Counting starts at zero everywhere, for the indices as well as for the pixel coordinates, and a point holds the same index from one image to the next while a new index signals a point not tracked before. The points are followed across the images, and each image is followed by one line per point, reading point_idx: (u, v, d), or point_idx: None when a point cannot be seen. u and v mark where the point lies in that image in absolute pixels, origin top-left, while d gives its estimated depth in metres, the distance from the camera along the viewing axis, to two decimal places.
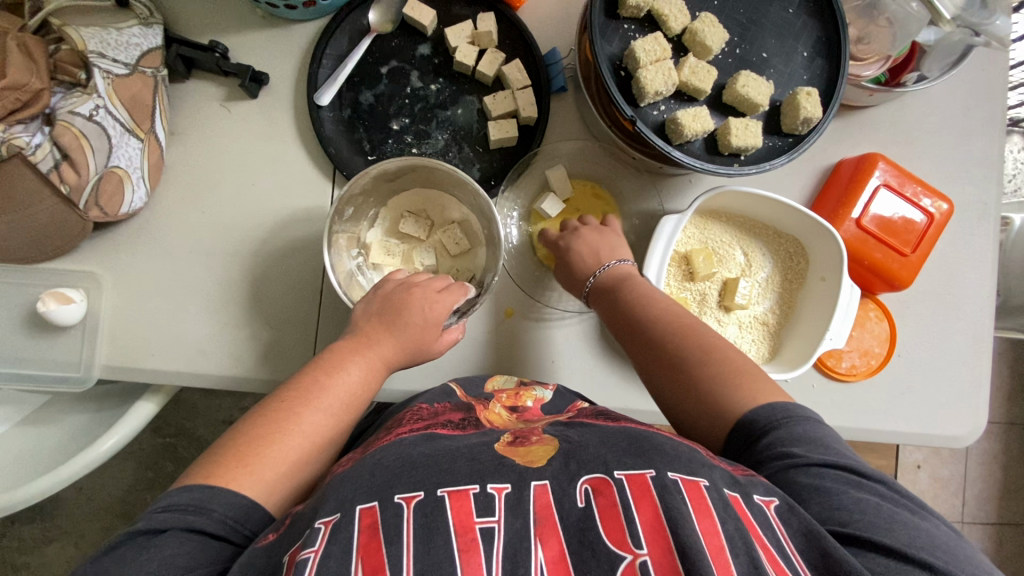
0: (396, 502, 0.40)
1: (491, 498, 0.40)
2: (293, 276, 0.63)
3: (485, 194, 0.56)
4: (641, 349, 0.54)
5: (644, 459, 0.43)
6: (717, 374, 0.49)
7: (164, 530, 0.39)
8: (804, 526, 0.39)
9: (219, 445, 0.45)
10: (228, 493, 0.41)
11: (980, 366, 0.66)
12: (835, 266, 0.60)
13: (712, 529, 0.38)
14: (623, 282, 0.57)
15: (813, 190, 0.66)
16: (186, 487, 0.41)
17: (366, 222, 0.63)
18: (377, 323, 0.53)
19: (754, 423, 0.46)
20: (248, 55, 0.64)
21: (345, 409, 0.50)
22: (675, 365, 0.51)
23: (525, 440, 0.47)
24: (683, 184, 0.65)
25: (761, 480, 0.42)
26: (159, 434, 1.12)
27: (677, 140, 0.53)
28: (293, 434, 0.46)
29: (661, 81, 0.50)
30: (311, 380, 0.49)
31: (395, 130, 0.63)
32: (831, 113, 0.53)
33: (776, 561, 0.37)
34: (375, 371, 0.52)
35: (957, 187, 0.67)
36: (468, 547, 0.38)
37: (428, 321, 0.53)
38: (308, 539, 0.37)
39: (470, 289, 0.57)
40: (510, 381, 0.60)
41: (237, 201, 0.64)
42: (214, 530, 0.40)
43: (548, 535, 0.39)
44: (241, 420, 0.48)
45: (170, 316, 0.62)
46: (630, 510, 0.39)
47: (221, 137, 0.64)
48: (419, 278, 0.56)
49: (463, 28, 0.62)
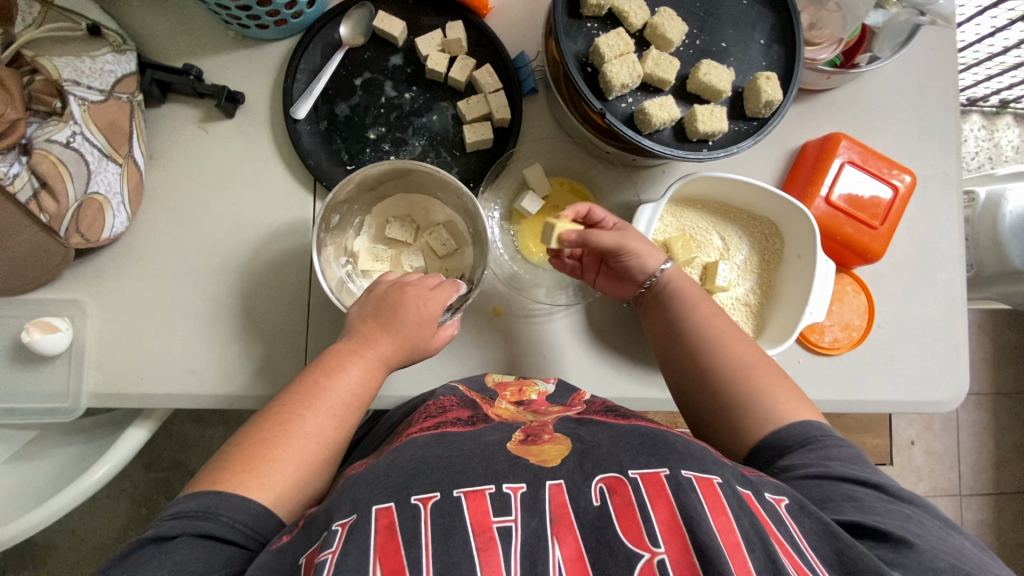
0: (413, 503, 0.40)
1: (506, 498, 0.41)
2: (280, 289, 0.64)
3: (468, 191, 0.57)
4: (677, 350, 0.56)
5: (657, 458, 0.44)
6: (766, 403, 0.51)
7: (174, 537, 0.39)
8: (820, 525, 0.41)
9: (224, 452, 0.45)
10: (237, 497, 0.42)
11: (957, 331, 0.68)
12: (810, 243, 0.62)
13: (728, 526, 0.39)
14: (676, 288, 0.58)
15: (782, 172, 0.69)
16: (194, 494, 0.41)
17: (353, 230, 0.64)
18: (373, 324, 0.53)
19: (788, 441, 0.49)
20: (222, 76, 0.65)
21: (347, 409, 0.50)
22: (710, 368, 0.54)
23: (536, 439, 0.47)
24: (657, 175, 0.67)
25: (775, 481, 0.45)
26: (151, 468, 1.10)
27: (646, 130, 0.55)
28: (298, 436, 0.46)
29: (627, 74, 0.52)
30: (312, 384, 0.50)
31: (372, 139, 0.64)
32: (791, 95, 0.55)
33: (793, 557, 0.38)
34: (375, 370, 0.52)
35: (918, 160, 0.69)
36: (487, 545, 0.38)
37: (424, 319, 0.54)
38: (326, 541, 0.38)
39: (462, 285, 0.58)
40: (510, 378, 0.61)
41: (220, 219, 0.64)
42: (224, 534, 0.40)
43: (565, 533, 0.39)
44: (244, 426, 0.47)
45: (158, 338, 0.62)
46: (647, 509, 0.40)
47: (202, 158, 0.64)
48: (410, 278, 0.57)
49: (433, 36, 0.64)
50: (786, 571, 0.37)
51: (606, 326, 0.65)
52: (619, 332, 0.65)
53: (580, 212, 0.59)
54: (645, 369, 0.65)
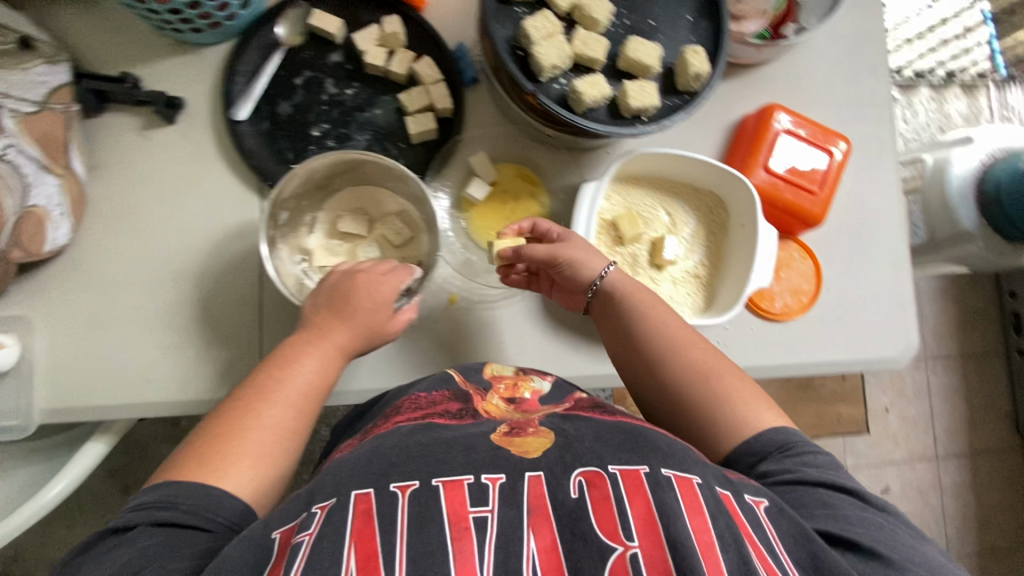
0: (391, 491, 0.42)
1: (484, 488, 0.43)
2: (231, 292, 0.63)
3: (415, 175, 0.57)
4: (642, 364, 0.57)
5: (637, 454, 0.46)
6: (722, 414, 0.53)
7: (133, 526, 0.41)
8: (796, 527, 0.43)
9: (182, 448, 0.47)
10: (197, 485, 0.43)
11: (903, 290, 0.70)
12: (751, 212, 0.64)
13: (703, 526, 0.41)
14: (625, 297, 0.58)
15: (724, 146, 0.70)
16: (154, 486, 0.43)
17: (305, 228, 0.62)
18: (327, 314, 0.53)
19: (765, 446, 0.51)
20: (160, 82, 0.65)
21: (305, 400, 0.50)
22: (671, 379, 0.55)
23: (521, 431, 0.49)
24: (602, 156, 0.68)
25: (752, 482, 0.47)
26: (125, 494, 1.08)
27: (580, 110, 0.56)
28: (254, 428, 0.47)
29: (556, 55, 0.53)
30: (266, 377, 0.50)
31: (316, 137, 0.65)
32: (719, 68, 0.56)
33: (766, 559, 0.41)
34: (330, 360, 0.52)
35: (854, 127, 0.71)
36: (461, 535, 0.40)
37: (378, 303, 0.54)
38: (304, 523, 0.40)
39: (416, 269, 0.58)
40: (508, 369, 0.60)
41: (167, 226, 0.63)
42: (183, 521, 0.42)
43: (540, 523, 0.41)
44: (205, 419, 0.49)
45: (109, 349, 0.61)
46: (623, 503, 0.42)
47: (146, 167, 0.64)
48: (363, 265, 0.57)
49: (370, 31, 0.64)
50: (756, 572, 0.39)
51: (562, 307, 0.66)
52: (577, 312, 0.66)
53: (523, 229, 0.62)
54: (604, 347, 0.66)
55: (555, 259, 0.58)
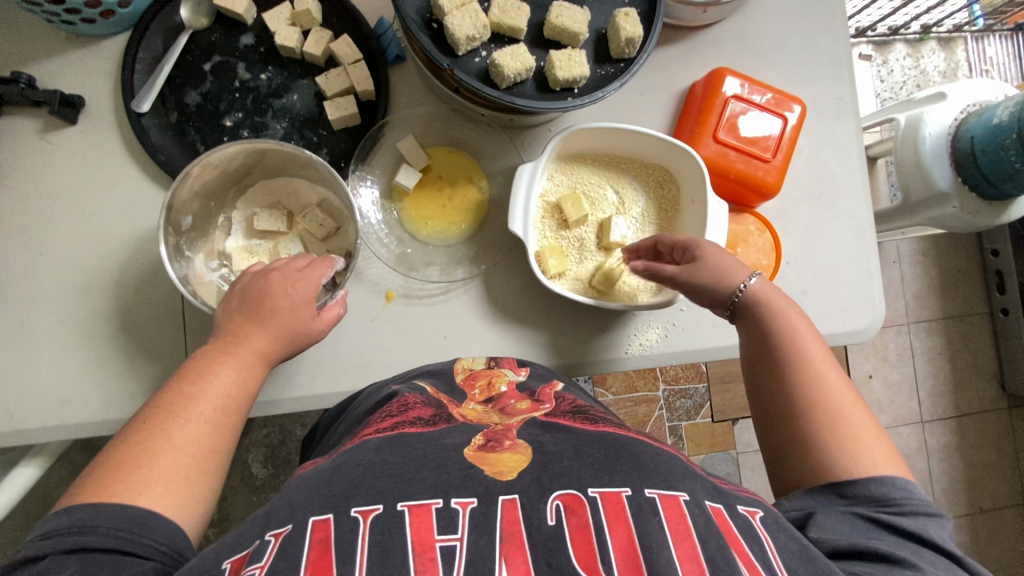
0: (352, 516, 0.37)
1: (454, 514, 0.38)
2: (153, 302, 0.59)
3: (324, 162, 0.53)
4: (800, 378, 0.48)
5: (619, 475, 0.41)
6: (847, 458, 0.44)
7: (43, 556, 0.33)
8: (794, 543, 0.39)
9: (86, 473, 0.38)
10: (113, 508, 0.35)
11: (866, 258, 0.67)
12: (700, 185, 0.60)
13: (691, 554, 0.37)
14: (762, 304, 0.52)
15: (671, 116, 0.66)
16: (64, 510, 0.35)
17: (220, 231, 0.57)
18: (240, 318, 0.45)
19: (863, 495, 0.42)
20: (58, 80, 0.60)
21: (223, 415, 0.42)
22: (787, 407, 0.47)
23: (496, 445, 0.44)
24: (542, 134, 0.64)
25: (753, 498, 0.43)
26: None
27: (503, 84, 0.51)
28: (164, 452, 0.38)
29: (470, 25, 0.49)
30: (176, 391, 0.41)
31: (229, 127, 0.60)
32: (654, 33, 0.52)
33: (756, 570, 0.36)
34: (251, 369, 0.45)
35: (811, 88, 0.67)
36: (427, 567, 0.35)
37: (296, 302, 0.46)
38: (257, 552, 0.36)
39: (338, 260, 0.51)
40: (479, 362, 0.59)
41: (79, 234, 0.59)
42: (105, 546, 0.34)
43: (514, 554, 0.36)
44: (111, 442, 0.40)
45: (27, 369, 0.58)
46: (603, 532, 0.38)
47: (51, 171, 0.59)
48: (277, 262, 0.49)
49: (281, 10, 0.59)
50: None
51: (506, 296, 0.62)
52: (522, 301, 0.63)
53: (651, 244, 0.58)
54: (552, 337, 0.63)
55: (693, 288, 0.54)
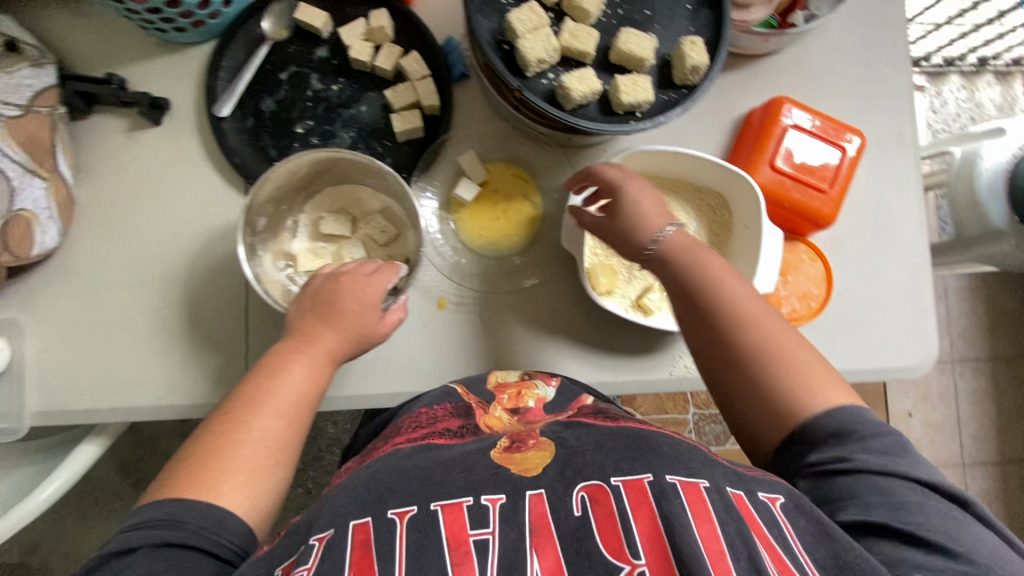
0: (389, 518, 0.43)
1: (484, 510, 0.43)
2: (219, 295, 0.62)
3: (392, 171, 0.56)
4: (721, 356, 0.52)
5: (640, 463, 0.46)
6: (798, 387, 0.49)
7: (137, 547, 0.39)
8: (815, 525, 0.43)
9: (178, 460, 0.44)
10: (197, 505, 0.41)
11: (921, 293, 0.65)
12: (755, 212, 0.60)
13: (712, 535, 0.41)
14: (670, 262, 0.54)
15: (727, 142, 0.66)
16: (156, 503, 0.41)
17: (287, 233, 0.60)
18: (312, 318, 0.49)
19: (813, 429, 0.48)
20: (147, 83, 0.64)
21: (294, 410, 0.47)
22: (740, 360, 0.51)
23: (521, 445, 0.50)
24: (598, 153, 0.65)
25: (771, 479, 0.46)
26: (138, 487, 1.10)
27: (569, 106, 0.53)
28: (245, 443, 0.44)
29: (541, 48, 0.51)
30: (255, 387, 0.46)
31: (300, 134, 0.63)
32: (719, 61, 0.53)
33: (781, 560, 0.40)
34: (320, 368, 0.48)
35: (871, 120, 0.67)
36: (462, 560, 0.41)
37: (364, 306, 0.50)
38: (302, 556, 0.41)
39: (403, 267, 0.53)
40: (512, 374, 0.60)
41: (155, 227, 0.63)
42: (188, 544, 0.39)
43: (544, 546, 0.42)
44: (197, 432, 0.46)
45: (99, 352, 0.61)
46: (627, 518, 0.42)
47: (133, 168, 0.63)
48: (346, 266, 0.52)
49: (356, 25, 0.63)
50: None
51: (554, 310, 0.64)
52: (570, 315, 0.64)
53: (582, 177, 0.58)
54: (597, 353, 0.63)
55: (612, 220, 0.56)
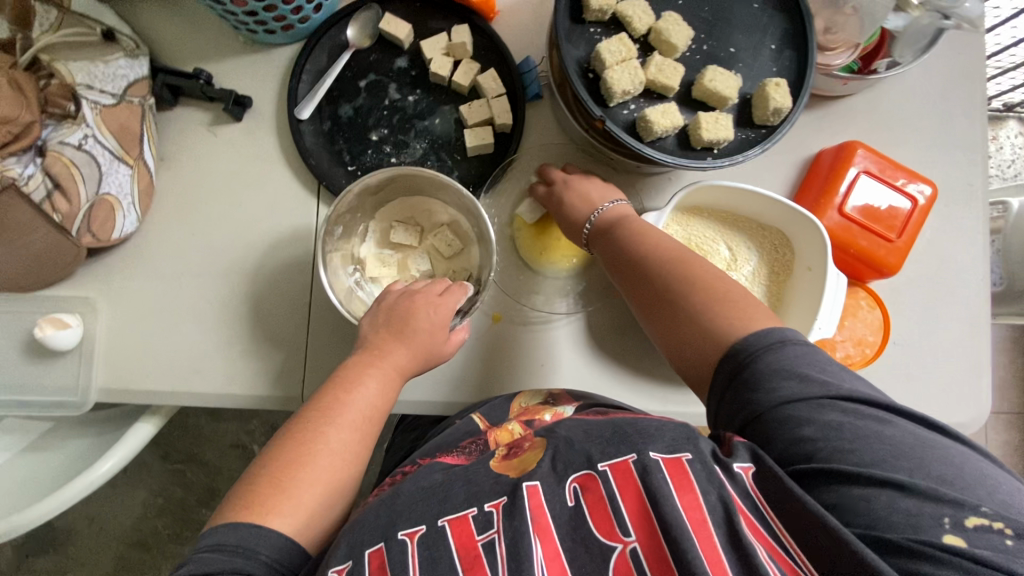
0: (400, 539, 0.42)
1: (488, 516, 0.43)
2: (283, 291, 0.64)
3: (467, 192, 0.57)
4: (667, 280, 0.52)
5: (624, 444, 0.44)
6: (710, 309, 0.49)
7: (212, 574, 0.40)
8: (777, 482, 0.40)
9: (257, 468, 0.46)
10: (271, 533, 0.43)
11: (979, 350, 0.65)
12: (820, 256, 0.60)
13: (695, 503, 0.40)
14: (619, 223, 0.57)
15: (794, 181, 0.66)
16: (232, 526, 0.42)
17: (358, 237, 0.63)
18: (387, 334, 0.52)
19: (741, 348, 0.45)
20: (231, 80, 0.66)
21: (367, 422, 0.49)
22: (667, 296, 0.51)
23: (518, 450, 0.50)
24: (664, 183, 0.66)
25: (736, 440, 0.43)
26: (167, 460, 1.13)
27: (648, 138, 0.54)
28: (322, 454, 0.47)
29: (629, 80, 0.51)
30: (331, 400, 0.49)
31: (374, 141, 0.65)
32: (801, 103, 0.53)
33: (757, 529, 0.39)
34: (392, 382, 0.51)
35: (942, 171, 0.66)
36: (472, 564, 0.41)
37: (435, 326, 0.53)
38: None
39: (470, 287, 0.56)
40: (535, 399, 0.58)
41: (227, 220, 0.65)
42: (262, 573, 0.42)
43: (545, 533, 0.42)
44: (272, 444, 0.48)
45: (165, 336, 0.63)
46: (617, 500, 0.42)
47: (210, 161, 0.65)
48: (418, 286, 0.56)
49: (438, 40, 0.64)
50: (751, 545, 0.38)
51: (608, 334, 0.64)
52: (623, 341, 0.64)
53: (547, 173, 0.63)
54: (648, 382, 0.63)
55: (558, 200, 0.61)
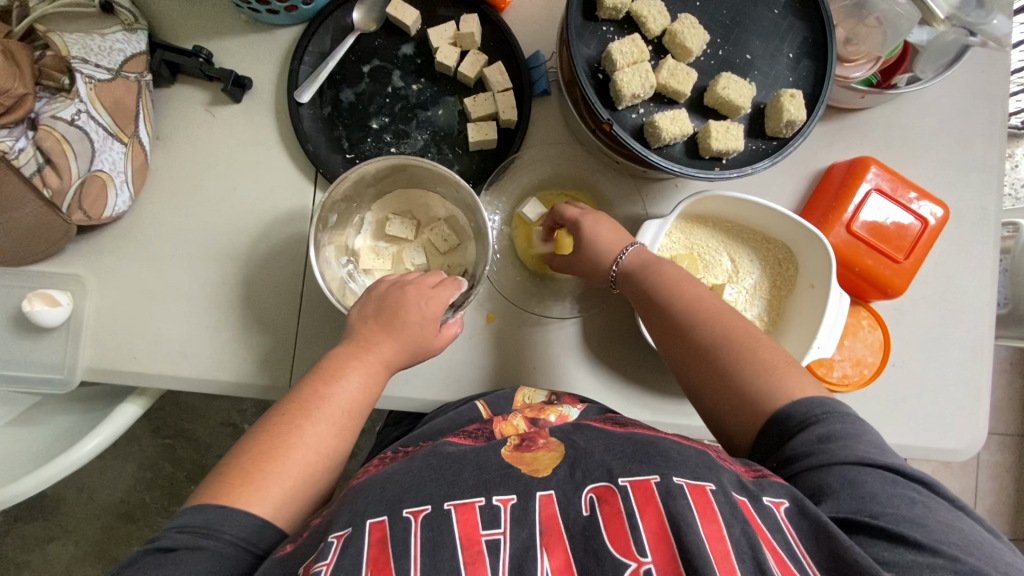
0: (404, 516, 0.40)
1: (496, 510, 0.40)
2: (275, 278, 0.63)
3: (466, 185, 0.55)
4: (703, 329, 0.50)
5: (648, 464, 0.42)
6: (752, 364, 0.47)
7: (174, 548, 0.39)
8: (818, 526, 0.38)
9: (230, 458, 0.45)
10: (238, 513, 0.41)
11: (979, 377, 0.63)
12: (824, 273, 0.59)
13: (718, 535, 0.37)
14: (650, 266, 0.55)
15: (803, 195, 0.65)
16: (198, 507, 0.41)
17: (353, 228, 0.62)
18: (373, 326, 0.51)
19: (788, 419, 0.44)
20: (232, 59, 0.65)
21: (348, 417, 0.48)
22: (709, 354, 0.49)
23: (531, 444, 0.47)
24: (669, 189, 0.64)
25: (774, 480, 0.41)
26: (157, 434, 1.12)
27: (655, 144, 0.52)
28: (298, 447, 0.45)
29: (639, 83, 0.49)
30: (310, 393, 0.48)
31: (374, 130, 0.63)
32: (817, 116, 0.51)
33: (785, 564, 0.37)
34: (375, 376, 0.50)
35: (955, 192, 0.64)
36: (474, 559, 0.38)
37: (426, 319, 0.52)
38: (322, 553, 0.38)
39: (464, 283, 0.55)
40: (539, 396, 0.57)
41: (222, 203, 0.64)
42: (227, 552, 0.40)
43: (554, 545, 0.39)
44: (248, 433, 0.47)
45: (153, 318, 0.62)
46: (635, 518, 0.39)
47: (207, 141, 0.64)
48: (411, 277, 0.55)
49: (445, 28, 0.62)
50: None
51: (602, 341, 0.63)
52: (616, 349, 0.63)
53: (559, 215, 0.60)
54: (640, 391, 0.62)
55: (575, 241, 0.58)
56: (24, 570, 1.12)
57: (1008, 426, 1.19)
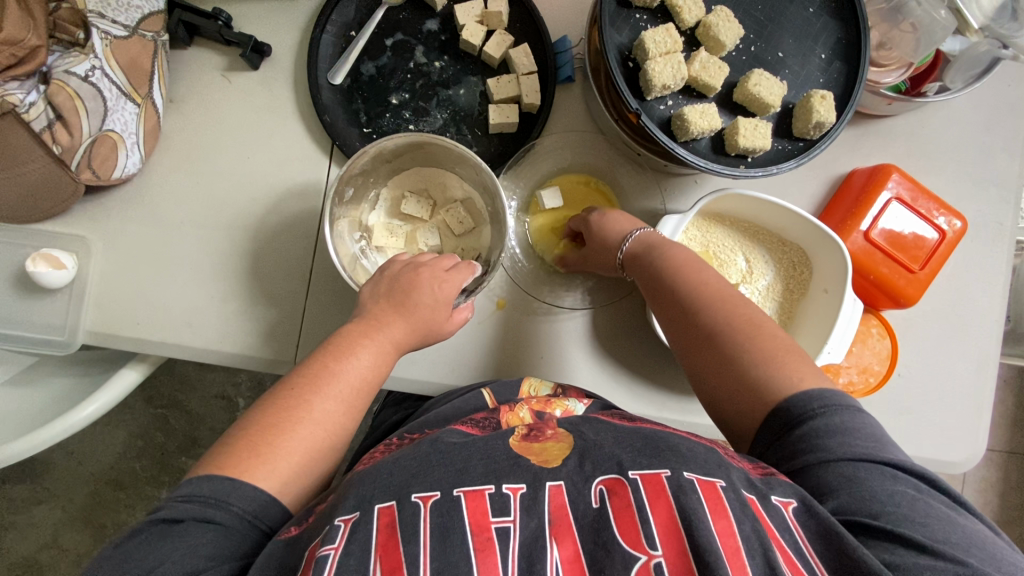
0: (413, 501, 0.40)
1: (505, 499, 0.40)
2: (285, 252, 0.62)
3: (487, 168, 0.54)
4: (708, 312, 0.50)
5: (658, 459, 0.42)
6: (759, 351, 0.47)
7: (181, 520, 0.38)
8: (825, 526, 0.38)
9: (237, 429, 0.45)
10: (246, 487, 0.41)
11: (984, 392, 0.63)
12: (838, 279, 0.59)
13: (728, 530, 0.37)
14: (663, 244, 0.55)
15: (822, 200, 0.64)
16: (206, 478, 0.41)
17: (367, 204, 0.61)
18: (386, 306, 0.51)
19: (792, 408, 0.43)
20: (251, 25, 0.63)
21: (356, 395, 0.48)
22: (715, 336, 0.49)
23: (538, 435, 0.46)
24: (688, 185, 0.64)
25: (781, 478, 0.41)
26: (151, 404, 1.12)
27: (682, 137, 0.51)
28: (306, 423, 0.45)
29: (670, 74, 0.49)
30: (322, 366, 0.47)
31: (394, 105, 0.62)
32: (846, 118, 0.51)
33: (794, 564, 0.37)
34: (385, 356, 0.50)
35: (974, 206, 0.64)
36: (484, 546, 0.38)
37: (438, 302, 0.51)
38: (328, 535, 0.38)
39: (478, 268, 0.54)
40: (546, 390, 0.56)
41: (234, 172, 0.62)
42: (234, 525, 0.40)
43: (563, 535, 0.39)
44: (255, 405, 0.46)
45: (158, 285, 0.61)
46: (645, 511, 0.39)
47: (222, 107, 0.63)
48: (425, 259, 0.54)
49: (473, 6, 0.60)
50: None
51: (612, 334, 0.62)
52: (623, 344, 0.62)
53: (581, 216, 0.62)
54: (645, 386, 0.62)
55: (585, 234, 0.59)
56: (10, 532, 1.11)
57: (996, 442, 1.21)
